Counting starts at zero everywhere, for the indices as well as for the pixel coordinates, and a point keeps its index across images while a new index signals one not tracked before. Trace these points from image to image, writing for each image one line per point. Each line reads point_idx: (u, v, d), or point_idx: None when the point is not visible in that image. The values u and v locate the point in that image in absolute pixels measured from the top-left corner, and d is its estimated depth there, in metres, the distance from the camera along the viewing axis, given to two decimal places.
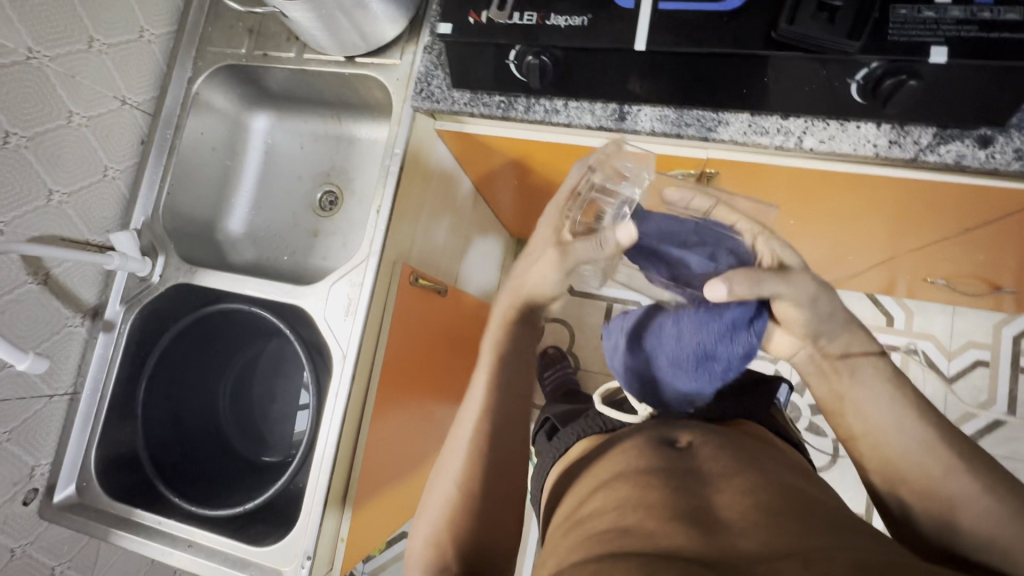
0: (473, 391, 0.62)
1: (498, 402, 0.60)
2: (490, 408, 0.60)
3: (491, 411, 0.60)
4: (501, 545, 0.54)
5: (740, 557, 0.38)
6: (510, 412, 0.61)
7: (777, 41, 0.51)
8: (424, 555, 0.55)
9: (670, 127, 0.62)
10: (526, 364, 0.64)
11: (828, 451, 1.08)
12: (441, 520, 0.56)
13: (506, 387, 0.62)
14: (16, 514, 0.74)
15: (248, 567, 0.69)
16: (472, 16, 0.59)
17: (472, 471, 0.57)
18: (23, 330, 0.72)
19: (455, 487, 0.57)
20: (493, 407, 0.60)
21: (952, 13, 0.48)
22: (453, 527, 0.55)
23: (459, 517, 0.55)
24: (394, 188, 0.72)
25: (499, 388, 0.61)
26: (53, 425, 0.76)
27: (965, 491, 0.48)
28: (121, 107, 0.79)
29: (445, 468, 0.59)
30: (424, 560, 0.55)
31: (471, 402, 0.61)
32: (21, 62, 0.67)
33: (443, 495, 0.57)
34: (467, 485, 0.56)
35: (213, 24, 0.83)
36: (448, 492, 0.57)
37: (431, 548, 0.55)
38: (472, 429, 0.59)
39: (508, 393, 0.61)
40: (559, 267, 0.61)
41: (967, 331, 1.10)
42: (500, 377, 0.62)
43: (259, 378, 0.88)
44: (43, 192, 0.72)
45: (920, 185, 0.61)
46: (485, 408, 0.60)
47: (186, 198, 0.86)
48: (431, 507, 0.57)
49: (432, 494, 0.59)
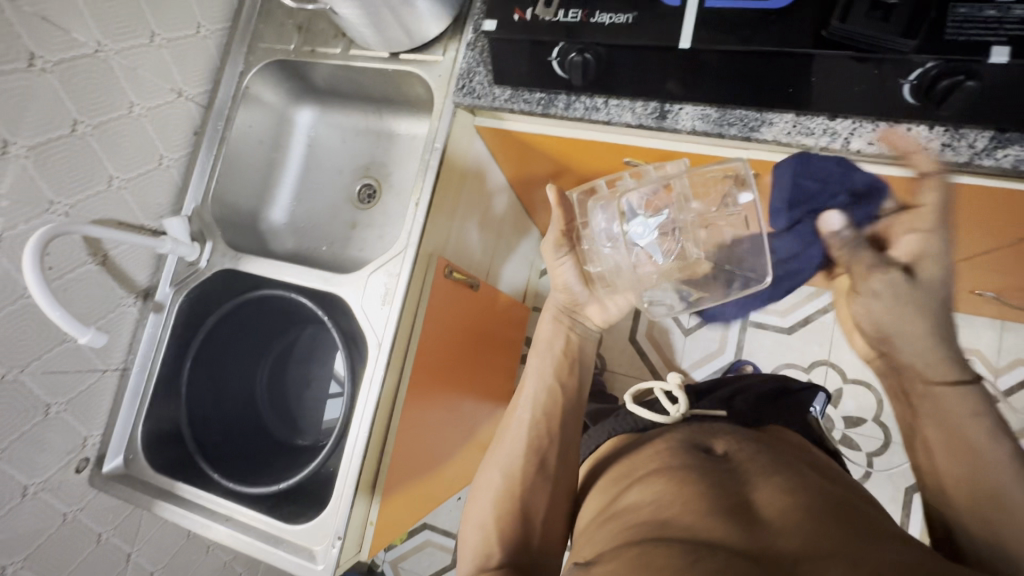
0: (522, 395, 0.70)
1: (540, 404, 0.68)
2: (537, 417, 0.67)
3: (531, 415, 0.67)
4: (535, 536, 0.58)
5: (782, 554, 0.38)
6: (556, 421, 0.67)
7: (827, 40, 0.50)
8: (475, 542, 0.59)
9: (711, 126, 0.61)
10: (564, 381, 0.71)
11: (863, 465, 1.05)
12: (489, 510, 0.61)
13: (551, 394, 0.69)
14: (69, 481, 0.78)
15: (281, 544, 0.71)
16: (517, 13, 0.60)
17: (512, 464, 0.63)
18: (83, 308, 0.76)
19: (499, 478, 0.63)
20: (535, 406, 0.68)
21: (1017, 11, 0.46)
22: (493, 511, 0.60)
23: (498, 508, 0.60)
24: (433, 182, 0.73)
25: (541, 389, 0.69)
26: (105, 398, 0.81)
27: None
28: (176, 99, 0.83)
29: (496, 459, 0.65)
30: (473, 550, 0.59)
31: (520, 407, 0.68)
32: (90, 53, 0.71)
33: (490, 484, 0.63)
34: (510, 477, 0.62)
35: (265, 21, 0.86)
36: (495, 479, 0.63)
37: (481, 532, 0.60)
38: (517, 425, 0.67)
39: (547, 402, 0.68)
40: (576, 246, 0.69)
41: (1016, 348, 1.05)
42: (542, 380, 0.70)
43: (295, 365, 0.90)
44: (104, 177, 0.76)
45: (975, 190, 0.58)
46: (533, 407, 0.67)
47: (233, 189, 0.89)
48: (479, 500, 0.63)
49: (478, 483, 0.66)
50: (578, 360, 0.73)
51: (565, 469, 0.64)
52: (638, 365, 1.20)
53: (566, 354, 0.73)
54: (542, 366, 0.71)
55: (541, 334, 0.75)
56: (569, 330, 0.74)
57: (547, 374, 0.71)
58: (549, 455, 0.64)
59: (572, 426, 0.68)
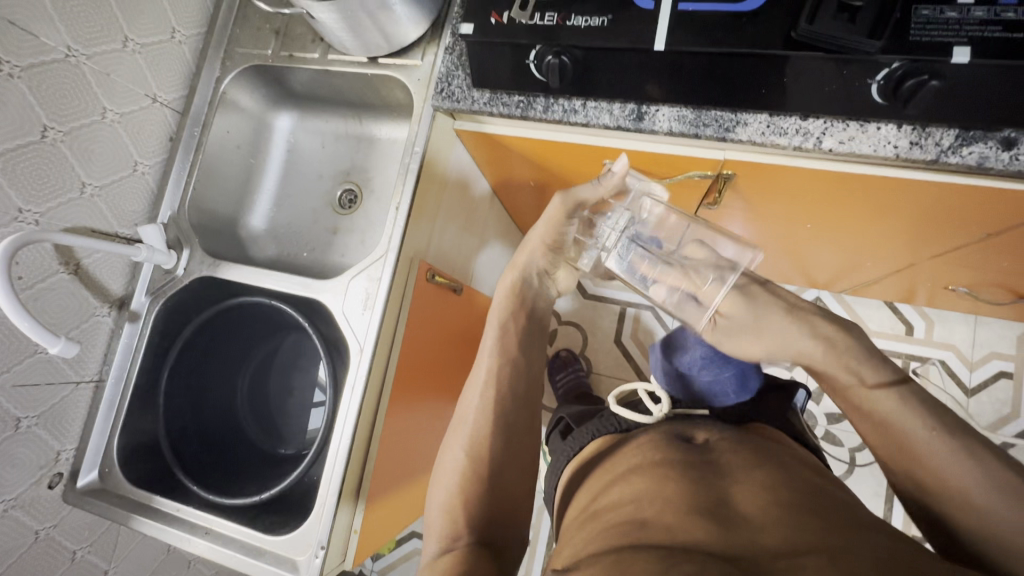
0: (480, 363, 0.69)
1: (504, 375, 0.67)
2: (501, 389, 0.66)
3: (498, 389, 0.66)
4: (507, 532, 0.57)
5: (759, 551, 0.38)
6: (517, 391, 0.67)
7: (797, 41, 0.51)
8: (440, 526, 0.56)
9: (688, 127, 0.62)
10: (525, 353, 0.71)
11: (845, 460, 1.06)
12: (455, 490, 0.58)
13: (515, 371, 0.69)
14: (42, 498, 0.75)
15: (263, 555, 0.70)
16: (494, 17, 0.60)
17: (483, 442, 0.61)
18: (55, 318, 0.74)
19: (466, 454, 0.61)
20: (497, 376, 0.67)
21: (976, 13, 0.47)
22: (461, 493, 0.58)
23: (465, 501, 0.58)
24: (414, 185, 0.73)
25: (504, 352, 0.69)
26: (78, 411, 0.79)
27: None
28: (151, 105, 0.82)
29: (459, 433, 0.63)
30: (440, 534, 0.56)
31: (481, 373, 0.68)
32: (60, 59, 0.69)
33: (454, 463, 0.61)
34: (479, 469, 0.60)
35: (241, 26, 0.86)
36: (460, 460, 0.60)
37: (446, 514, 0.57)
38: (479, 398, 0.65)
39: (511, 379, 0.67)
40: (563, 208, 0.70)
41: (989, 342, 1.08)
42: (504, 344, 0.70)
43: (275, 373, 0.89)
44: (77, 184, 0.74)
45: (943, 188, 0.60)
46: (496, 377, 0.67)
47: (210, 196, 0.88)
48: (443, 480, 0.60)
49: (438, 464, 0.63)
50: (530, 323, 0.74)
51: (527, 456, 0.64)
52: (623, 366, 1.21)
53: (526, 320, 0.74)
54: (499, 331, 0.71)
55: (499, 298, 0.74)
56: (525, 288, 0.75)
57: (510, 340, 0.70)
58: (516, 433, 0.64)
59: (533, 400, 0.69)
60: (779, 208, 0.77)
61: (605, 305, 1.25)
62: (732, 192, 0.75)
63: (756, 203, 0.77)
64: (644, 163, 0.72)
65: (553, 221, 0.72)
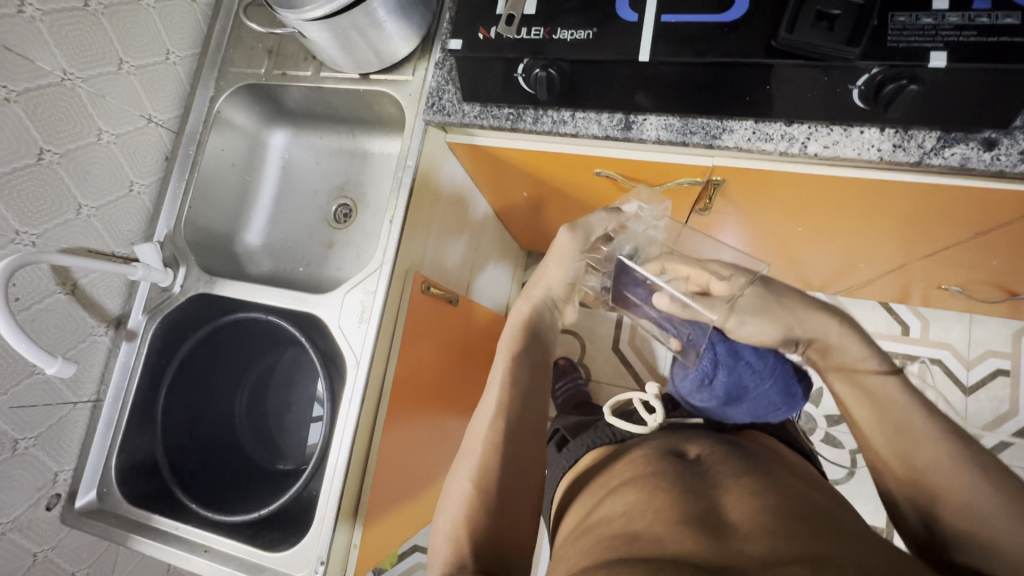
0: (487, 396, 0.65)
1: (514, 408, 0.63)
2: (505, 408, 0.63)
3: (504, 407, 0.63)
4: None
5: (748, 560, 0.38)
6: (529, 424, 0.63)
7: (778, 49, 0.52)
8: (445, 554, 0.55)
9: (675, 135, 0.63)
10: (539, 386, 0.66)
11: (846, 464, 1.06)
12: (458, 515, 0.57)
13: (524, 384, 0.65)
14: (40, 519, 0.75)
15: (262, 572, 0.70)
16: (481, 33, 0.61)
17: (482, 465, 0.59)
18: (51, 339, 0.75)
19: (466, 478, 0.59)
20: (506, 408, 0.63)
21: (950, 19, 0.49)
22: (462, 517, 0.57)
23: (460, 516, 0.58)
24: (407, 200, 0.74)
25: (511, 387, 0.64)
26: (76, 432, 0.79)
27: (965, 499, 0.47)
28: (146, 125, 0.83)
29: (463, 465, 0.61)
30: (443, 560, 0.55)
31: (487, 403, 0.64)
32: (56, 82, 0.70)
33: (458, 491, 0.59)
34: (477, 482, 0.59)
35: (235, 46, 0.87)
36: (458, 489, 0.60)
37: (451, 545, 0.56)
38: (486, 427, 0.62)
39: (520, 391, 0.64)
40: (575, 244, 0.69)
41: (984, 340, 1.08)
42: (513, 378, 0.65)
43: (273, 390, 0.89)
44: (73, 205, 0.75)
45: (928, 189, 0.61)
46: (508, 407, 0.63)
47: (207, 214, 0.89)
48: (448, 510, 0.58)
49: (445, 491, 0.61)
50: (542, 362, 0.68)
51: None
52: (622, 373, 1.21)
53: (532, 353, 0.68)
54: (509, 364, 0.66)
55: (510, 326, 0.70)
56: (536, 322, 0.71)
57: (521, 376, 0.65)
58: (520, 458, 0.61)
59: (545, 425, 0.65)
60: (770, 212, 0.77)
61: (602, 313, 1.25)
62: (723, 199, 0.76)
63: (748, 209, 0.78)
64: (631, 170, 0.72)
65: (565, 253, 0.69)
